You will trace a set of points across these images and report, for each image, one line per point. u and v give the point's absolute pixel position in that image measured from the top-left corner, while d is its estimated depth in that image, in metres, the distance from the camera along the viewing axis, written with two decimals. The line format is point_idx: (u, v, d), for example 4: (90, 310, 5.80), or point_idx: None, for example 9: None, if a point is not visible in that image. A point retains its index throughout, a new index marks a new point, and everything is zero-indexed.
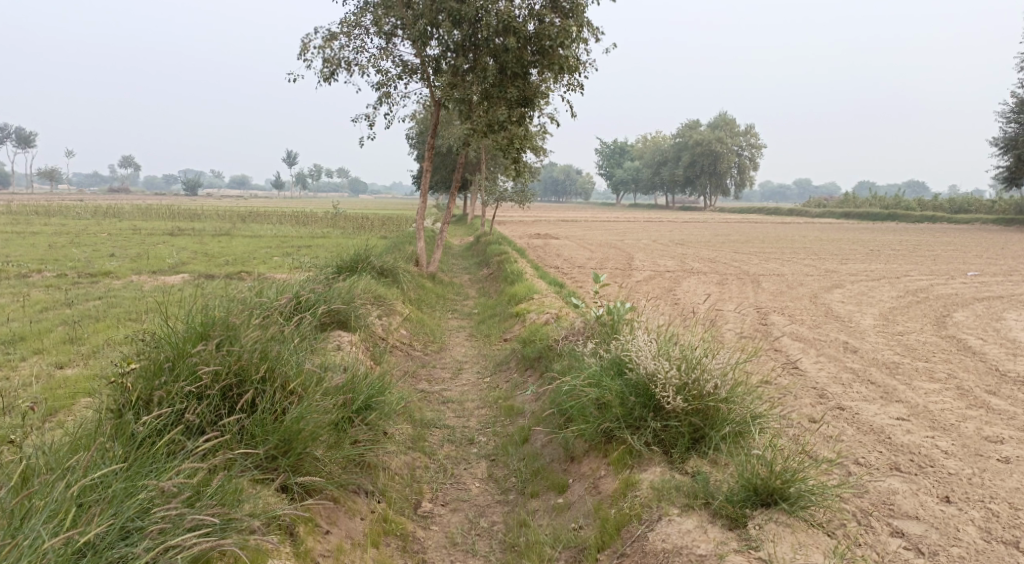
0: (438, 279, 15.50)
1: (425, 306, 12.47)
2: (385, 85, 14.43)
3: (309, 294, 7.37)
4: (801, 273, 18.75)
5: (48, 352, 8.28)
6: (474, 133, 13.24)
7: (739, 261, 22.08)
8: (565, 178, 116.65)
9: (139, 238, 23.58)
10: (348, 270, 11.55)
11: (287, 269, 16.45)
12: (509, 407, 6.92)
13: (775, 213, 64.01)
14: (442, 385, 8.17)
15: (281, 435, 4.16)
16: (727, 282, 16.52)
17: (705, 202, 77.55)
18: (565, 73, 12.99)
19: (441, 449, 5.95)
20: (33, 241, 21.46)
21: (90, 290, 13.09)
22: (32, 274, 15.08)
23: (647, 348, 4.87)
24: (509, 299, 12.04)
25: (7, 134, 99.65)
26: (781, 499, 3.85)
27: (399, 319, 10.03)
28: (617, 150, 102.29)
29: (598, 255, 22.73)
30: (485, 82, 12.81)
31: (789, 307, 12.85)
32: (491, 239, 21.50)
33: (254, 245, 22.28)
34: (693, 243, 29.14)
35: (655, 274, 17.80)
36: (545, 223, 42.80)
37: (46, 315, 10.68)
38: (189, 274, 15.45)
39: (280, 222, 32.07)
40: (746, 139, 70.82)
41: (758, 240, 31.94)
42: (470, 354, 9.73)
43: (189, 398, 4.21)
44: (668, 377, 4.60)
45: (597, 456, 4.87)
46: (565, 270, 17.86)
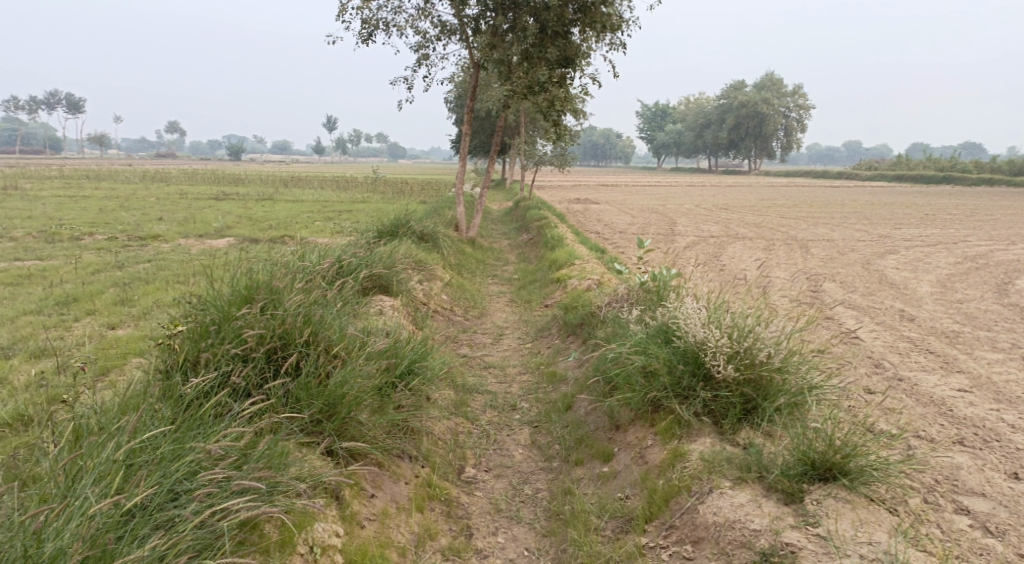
0: (477, 244, 15.41)
1: (466, 271, 12.42)
2: (424, 46, 14.20)
3: (351, 259, 7.35)
4: (852, 239, 18.13)
5: (100, 313, 8.48)
6: (514, 94, 12.97)
7: (786, 226, 21.46)
8: (605, 142, 114.84)
9: (185, 202, 24.00)
10: (389, 234, 11.52)
11: (328, 233, 16.56)
12: (551, 373, 6.84)
13: (823, 176, 62.06)
14: (484, 350, 8.13)
15: (326, 399, 4.13)
16: (774, 247, 16.09)
17: (750, 166, 75.60)
18: (608, 32, 12.57)
19: (484, 415, 5.91)
20: (84, 205, 22.01)
21: (139, 253, 13.36)
22: (84, 237, 15.47)
23: (696, 315, 4.70)
24: (550, 264, 11.89)
25: (58, 101, 102.24)
26: (840, 474, 3.69)
27: (440, 284, 10.00)
28: (658, 112, 100.08)
29: (639, 220, 22.33)
30: (525, 42, 12.48)
31: (840, 273, 12.43)
32: (530, 204, 21.29)
33: (296, 209, 22.50)
34: (738, 208, 28.43)
35: (699, 239, 17.40)
36: (585, 187, 42.27)
37: (98, 277, 10.93)
38: (234, 238, 15.67)
39: (321, 187, 32.33)
40: (794, 100, 68.48)
41: (806, 204, 31.01)
42: (512, 320, 9.67)
43: (236, 360, 4.21)
44: (719, 346, 4.44)
45: (644, 425, 4.74)
46: (607, 235, 17.59)
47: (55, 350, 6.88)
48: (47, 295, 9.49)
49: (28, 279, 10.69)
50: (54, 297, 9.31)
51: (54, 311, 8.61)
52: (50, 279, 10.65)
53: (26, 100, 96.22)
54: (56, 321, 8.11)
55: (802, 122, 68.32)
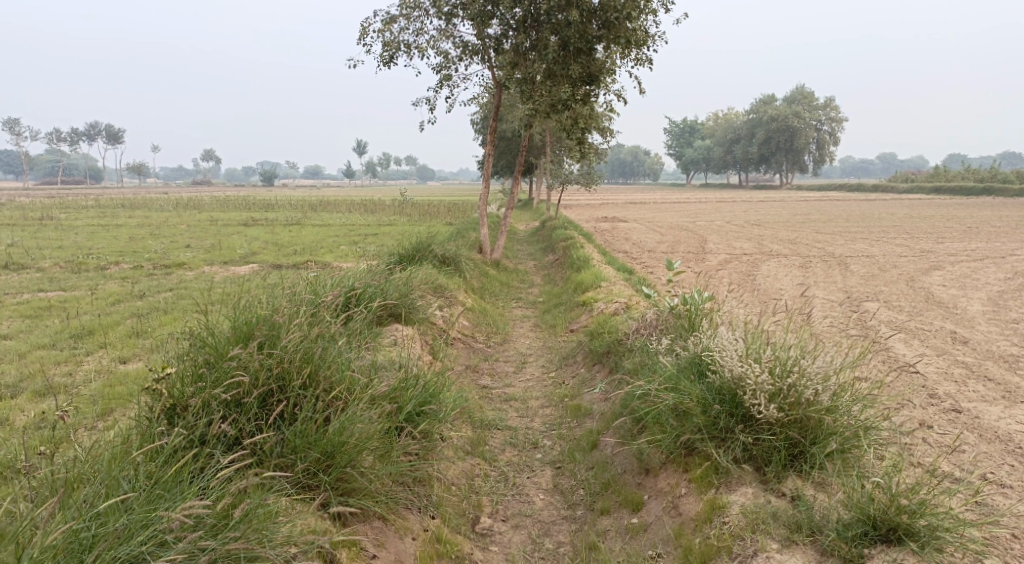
0: (502, 266, 15.05)
1: (488, 295, 12.05)
2: (445, 67, 14.01)
3: (363, 287, 7.04)
4: (893, 254, 17.37)
5: (113, 346, 8.27)
6: (536, 113, 12.69)
7: (822, 242, 20.73)
8: (633, 159, 114.31)
9: (214, 228, 24.16)
10: (410, 259, 11.24)
11: (351, 257, 16.37)
12: (576, 406, 6.39)
13: (857, 189, 60.70)
14: (505, 380, 7.72)
15: (323, 448, 3.77)
16: (810, 265, 15.47)
17: (781, 180, 74.33)
18: (632, 47, 12.21)
19: (502, 454, 5.50)
20: (115, 233, 22.27)
21: (162, 282, 13.28)
22: (110, 266, 15.50)
23: (734, 348, 4.24)
24: (576, 287, 11.47)
25: (98, 132, 105.46)
26: (907, 536, 3.18)
27: (461, 309, 9.64)
28: (686, 128, 99.29)
29: (669, 239, 21.77)
30: (547, 60, 12.19)
31: (884, 292, 11.76)
32: (556, 224, 20.94)
33: (322, 234, 22.45)
34: (771, 223, 27.74)
35: (731, 257, 16.82)
36: (613, 205, 41.86)
37: (117, 307, 10.82)
38: (257, 265, 15.54)
39: (349, 211, 32.40)
40: (826, 113, 67.33)
41: (841, 218, 30.13)
42: (536, 346, 9.26)
43: (227, 404, 3.91)
44: (760, 384, 3.97)
45: (676, 470, 4.27)
46: (635, 255, 17.13)
47: (60, 387, 6.66)
48: (64, 327, 9.36)
49: (48, 310, 10.60)
50: (70, 330, 9.16)
51: (67, 345, 8.42)
52: (71, 310, 10.56)
53: (69, 132, 99.36)
54: (68, 355, 7.93)
55: (834, 134, 67.07)
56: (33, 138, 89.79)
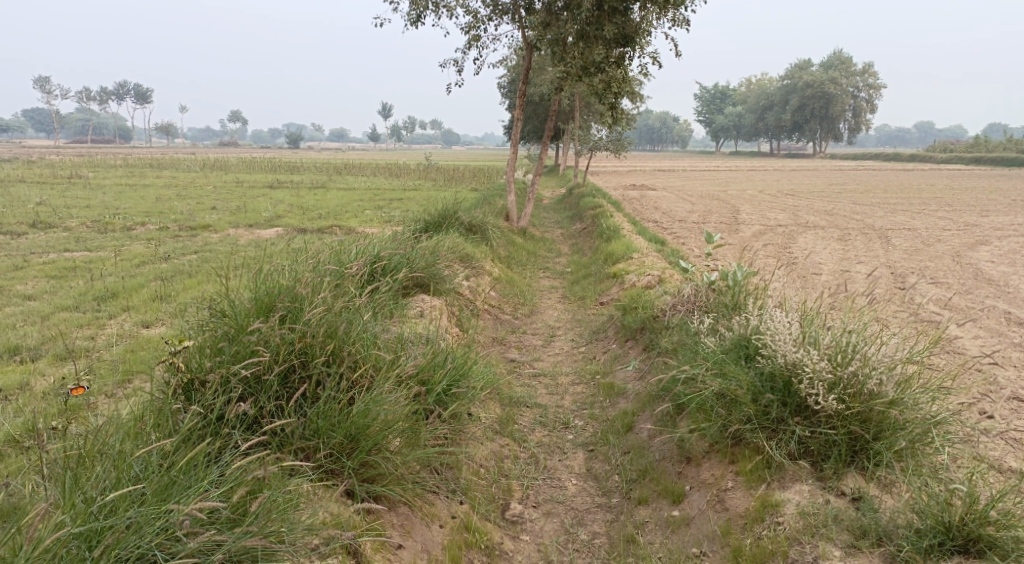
0: (529, 234, 14.70)
1: (516, 264, 11.75)
2: (474, 27, 13.52)
3: (389, 256, 6.78)
4: (935, 228, 16.67)
5: (137, 310, 8.13)
6: (568, 76, 12.19)
7: (860, 213, 19.99)
8: (661, 126, 112.10)
9: (240, 190, 24.02)
10: (436, 226, 10.94)
11: (377, 223, 16.12)
12: (609, 385, 6.12)
13: (893, 159, 58.82)
14: (533, 354, 7.46)
15: (347, 430, 3.54)
16: (849, 238, 14.89)
17: (814, 148, 72.36)
18: (670, 7, 11.60)
19: (533, 435, 5.25)
20: (142, 193, 22.22)
21: (187, 244, 13.15)
22: (136, 227, 15.42)
23: (789, 332, 3.93)
24: (606, 258, 11.10)
25: (127, 92, 105.95)
26: (988, 549, 2.89)
27: (488, 279, 9.37)
28: (717, 94, 97.00)
29: (700, 208, 21.18)
30: (580, 20, 11.64)
31: (929, 268, 11.23)
32: (584, 191, 20.45)
33: (348, 198, 22.20)
34: (804, 194, 26.93)
35: (766, 228, 16.27)
36: (641, 173, 41.01)
37: (142, 269, 10.69)
38: (283, 229, 15.37)
39: (374, 174, 32.10)
40: (864, 79, 65.07)
41: (878, 189, 29.16)
42: (564, 319, 8.97)
43: (248, 381, 3.69)
44: (819, 372, 3.67)
45: (722, 460, 3.99)
46: (665, 224, 16.67)
47: (82, 352, 6.51)
48: (87, 289, 9.23)
49: (74, 271, 10.50)
50: (94, 292, 9.04)
51: (90, 308, 8.29)
52: (95, 272, 10.45)
53: (98, 92, 99.82)
54: (90, 318, 7.80)
55: (871, 102, 64.80)
56: (63, 96, 90.36)
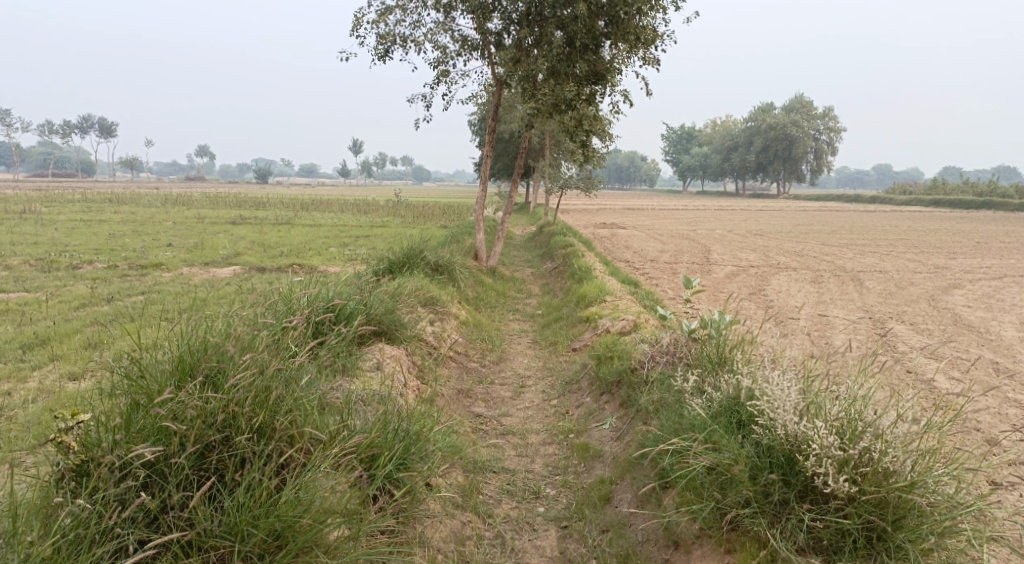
0: (498, 274, 14.20)
1: (484, 307, 11.22)
2: (442, 63, 13.18)
3: (345, 302, 6.21)
4: (906, 270, 16.58)
5: (66, 360, 7.35)
6: (539, 113, 11.83)
7: (829, 254, 19.96)
8: (629, 165, 113.66)
9: (200, 227, 23.18)
10: (401, 265, 10.38)
11: (340, 261, 15.48)
12: (583, 447, 5.59)
13: (855, 200, 60.10)
14: (502, 408, 6.88)
15: (271, 526, 2.97)
16: (822, 280, 14.69)
17: (779, 189, 73.66)
18: (641, 46, 11.40)
19: (499, 508, 4.64)
20: (96, 229, 21.22)
21: (136, 284, 12.36)
22: (83, 265, 14.53)
23: (789, 399, 3.47)
24: (578, 300, 10.63)
25: (89, 125, 104.28)
26: None
27: (454, 324, 8.80)
28: (684, 135, 98.78)
29: (672, 248, 20.94)
30: (551, 56, 11.34)
31: (907, 313, 10.98)
32: (555, 230, 20.08)
33: (312, 235, 21.52)
34: (774, 234, 26.95)
35: (738, 270, 16.02)
36: (611, 211, 40.98)
37: (80, 312, 9.88)
38: (240, 267, 14.62)
39: (341, 211, 31.44)
40: (825, 122, 66.75)
41: (845, 230, 29.41)
42: (535, 366, 8.42)
43: (154, 465, 3.10)
44: (827, 449, 3.21)
45: (715, 549, 3.45)
46: (637, 265, 16.35)
47: None
48: (14, 335, 8.41)
49: (4, 315, 9.65)
50: (22, 338, 8.24)
51: (13, 358, 7.48)
52: (29, 315, 9.62)
53: (60, 125, 98.22)
54: (11, 369, 7.01)
55: (832, 144, 66.38)
56: (25, 129, 88.48)
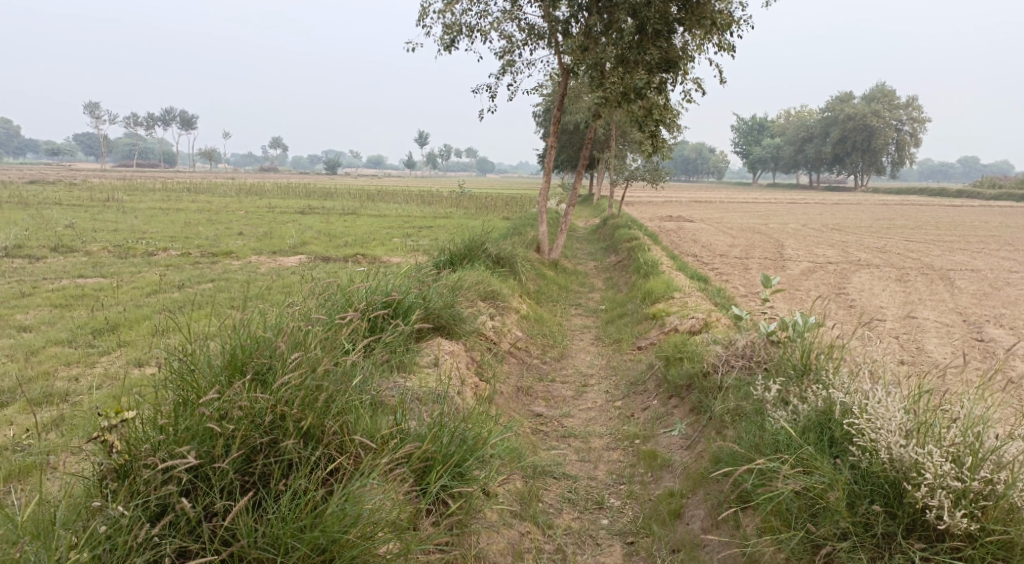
0: (560, 267, 13.85)
1: (546, 300, 10.92)
2: (508, 52, 12.91)
3: (403, 295, 6.02)
4: (1001, 269, 15.39)
5: (133, 346, 7.45)
6: (606, 102, 11.35)
7: (914, 251, 18.76)
8: (697, 157, 110.94)
9: (270, 216, 23.68)
10: (463, 257, 10.17)
11: (403, 252, 15.45)
12: (651, 454, 5.24)
13: (940, 193, 56.81)
14: (564, 407, 6.58)
15: (318, 540, 2.77)
16: (907, 278, 13.75)
17: (855, 182, 70.47)
18: (716, 32, 10.84)
19: (560, 518, 4.34)
20: (172, 218, 21.94)
21: (205, 271, 12.60)
22: (158, 253, 14.94)
23: (894, 418, 3.06)
24: (643, 296, 10.21)
25: (171, 118, 108.98)
26: None
27: (514, 319, 8.54)
28: (755, 125, 95.64)
29: (742, 243, 20.13)
30: (620, 43, 10.91)
31: (1005, 316, 10.10)
32: (619, 222, 19.57)
33: (377, 225, 21.65)
34: (852, 229, 25.59)
35: (815, 266, 15.20)
36: (678, 204, 39.91)
37: (151, 299, 10.08)
38: (305, 256, 14.76)
39: (406, 201, 31.64)
40: (907, 112, 63.41)
41: (930, 226, 27.72)
42: (599, 364, 8.08)
43: (199, 468, 2.98)
44: (943, 479, 2.79)
45: None
46: (706, 259, 15.73)
47: (58, 395, 5.78)
48: (87, 321, 8.60)
49: (80, 300, 9.93)
50: (94, 324, 8.40)
51: (84, 343, 7.62)
52: (103, 300, 9.87)
53: (144, 117, 103.06)
54: (81, 355, 7.12)
55: (915, 135, 63.04)
56: (112, 122, 93.02)
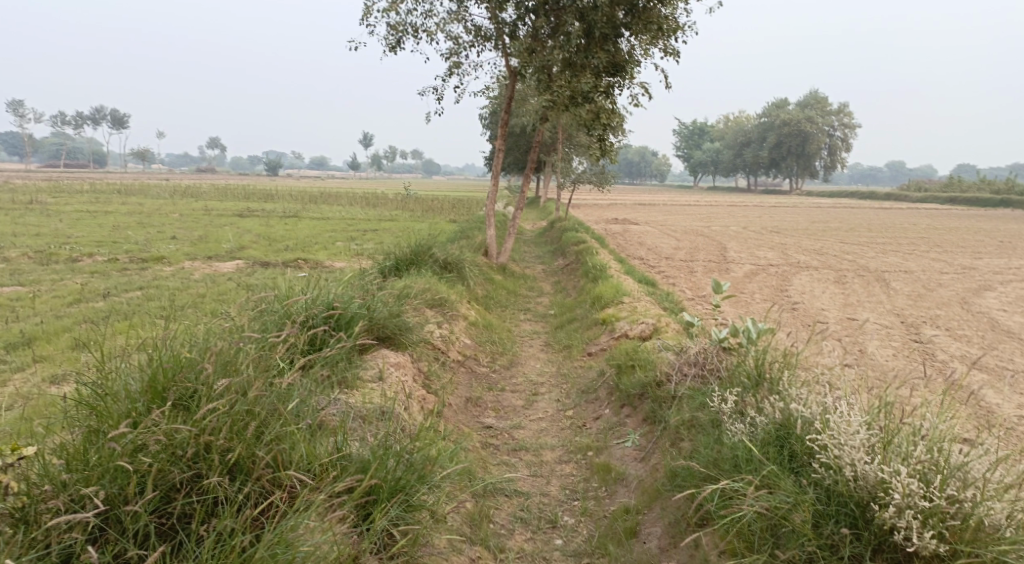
0: (508, 271, 13.67)
1: (494, 305, 10.72)
2: (455, 53, 12.67)
3: (345, 305, 5.72)
4: (932, 270, 15.95)
5: (50, 362, 6.89)
6: (555, 106, 11.24)
7: (850, 253, 19.31)
8: (641, 160, 112.73)
9: (206, 219, 22.78)
10: (409, 263, 9.87)
11: (347, 256, 15.00)
12: (604, 467, 5.08)
13: (870, 196, 59.13)
14: (514, 418, 6.38)
15: None
16: (845, 280, 14.10)
17: (791, 185, 72.72)
18: (663, 36, 10.82)
19: (512, 540, 4.13)
20: (100, 221, 20.82)
21: (134, 278, 11.92)
22: (83, 258, 14.08)
23: (858, 436, 3.02)
24: (592, 300, 10.11)
25: (101, 117, 104.47)
26: None
27: (463, 326, 8.30)
28: (695, 129, 97.72)
29: (687, 245, 20.35)
30: (568, 46, 10.80)
31: (940, 317, 10.40)
32: (567, 225, 19.52)
33: (319, 228, 21.05)
34: (791, 231, 26.25)
35: (758, 268, 15.43)
36: (622, 207, 40.28)
37: (73, 309, 9.42)
38: (243, 262, 14.15)
39: (350, 204, 30.96)
40: (839, 118, 65.82)
41: (863, 228, 28.68)
42: (549, 372, 7.92)
43: (109, 512, 2.71)
44: (910, 499, 2.74)
45: None
46: (653, 262, 15.82)
47: None
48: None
49: None
50: (7, 338, 7.77)
51: None
52: (19, 312, 9.18)
53: (72, 116, 98.47)
54: None
55: (846, 140, 65.50)
56: (37, 120, 88.50)
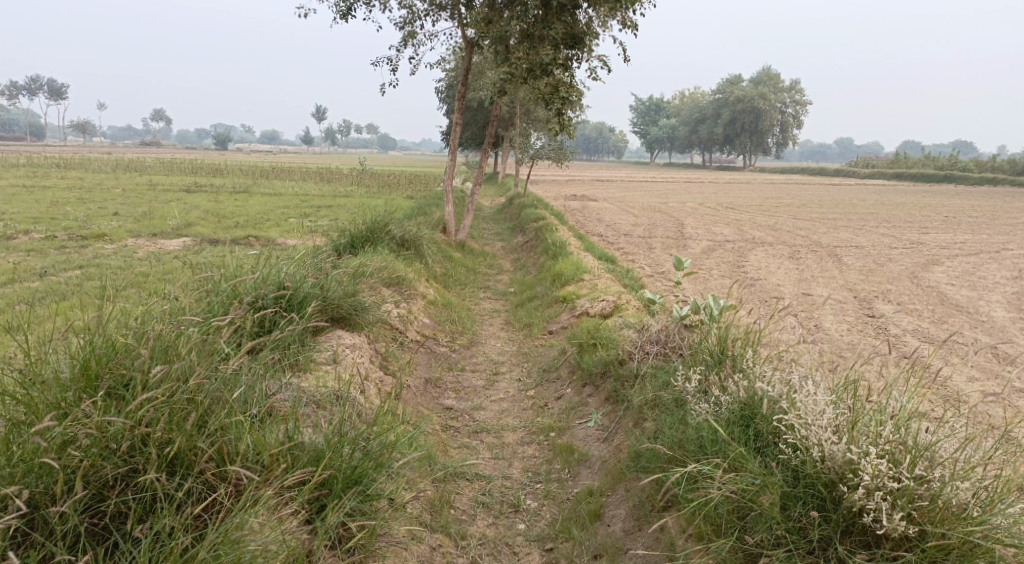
0: (467, 248, 13.46)
1: (453, 283, 10.52)
2: (409, 23, 12.28)
3: (297, 285, 5.47)
4: (882, 245, 16.31)
5: None
6: (512, 78, 11.03)
7: (803, 229, 19.64)
8: (598, 136, 112.91)
9: (152, 194, 21.88)
10: (365, 240, 9.58)
11: (300, 233, 14.57)
12: (567, 448, 4.99)
13: (820, 173, 60.39)
14: (475, 399, 6.24)
15: None
16: (799, 256, 14.31)
17: (745, 161, 73.80)
18: (621, 9, 10.64)
19: (474, 527, 4.01)
20: (37, 197, 19.81)
21: (74, 256, 11.34)
22: (18, 236, 13.35)
23: (825, 416, 2.96)
24: (552, 278, 10.00)
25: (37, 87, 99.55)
26: None
27: (421, 305, 8.10)
28: (651, 106, 98.17)
29: (645, 222, 20.41)
30: (526, 17, 10.53)
31: (891, 291, 10.61)
32: (526, 201, 19.35)
33: (272, 204, 20.44)
34: (746, 207, 26.60)
35: (715, 244, 15.55)
36: (581, 183, 40.27)
37: (6, 290, 8.89)
38: (191, 239, 13.61)
39: (303, 179, 30.19)
40: (791, 96, 66.88)
41: (815, 204, 29.25)
42: (510, 351, 7.79)
43: (35, 512, 2.48)
44: (880, 480, 2.69)
45: None
46: (612, 239, 15.79)
47: None
48: None
49: None
50: None
51: None
52: None
53: (5, 86, 93.59)
54: None
55: (798, 117, 66.67)
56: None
